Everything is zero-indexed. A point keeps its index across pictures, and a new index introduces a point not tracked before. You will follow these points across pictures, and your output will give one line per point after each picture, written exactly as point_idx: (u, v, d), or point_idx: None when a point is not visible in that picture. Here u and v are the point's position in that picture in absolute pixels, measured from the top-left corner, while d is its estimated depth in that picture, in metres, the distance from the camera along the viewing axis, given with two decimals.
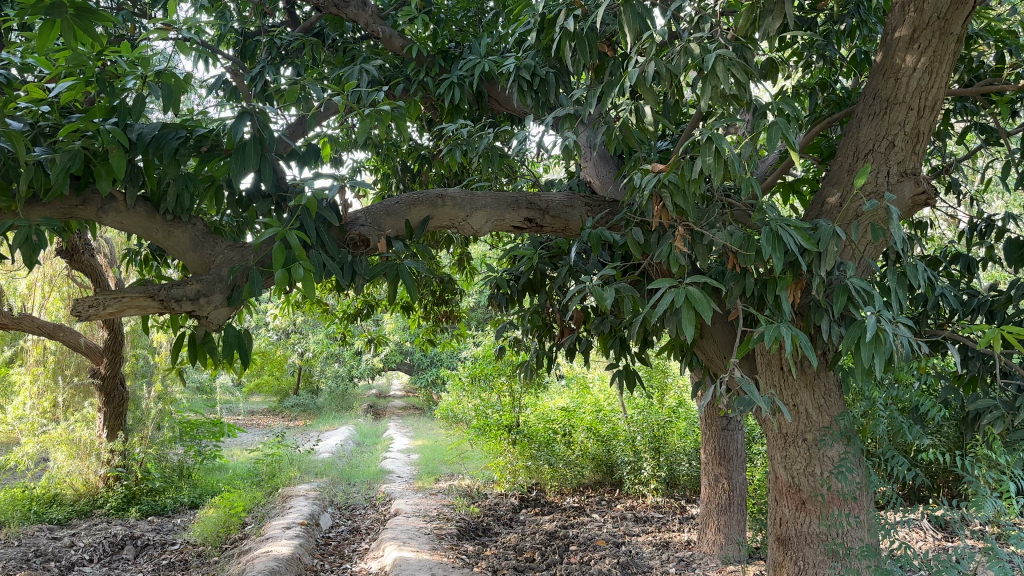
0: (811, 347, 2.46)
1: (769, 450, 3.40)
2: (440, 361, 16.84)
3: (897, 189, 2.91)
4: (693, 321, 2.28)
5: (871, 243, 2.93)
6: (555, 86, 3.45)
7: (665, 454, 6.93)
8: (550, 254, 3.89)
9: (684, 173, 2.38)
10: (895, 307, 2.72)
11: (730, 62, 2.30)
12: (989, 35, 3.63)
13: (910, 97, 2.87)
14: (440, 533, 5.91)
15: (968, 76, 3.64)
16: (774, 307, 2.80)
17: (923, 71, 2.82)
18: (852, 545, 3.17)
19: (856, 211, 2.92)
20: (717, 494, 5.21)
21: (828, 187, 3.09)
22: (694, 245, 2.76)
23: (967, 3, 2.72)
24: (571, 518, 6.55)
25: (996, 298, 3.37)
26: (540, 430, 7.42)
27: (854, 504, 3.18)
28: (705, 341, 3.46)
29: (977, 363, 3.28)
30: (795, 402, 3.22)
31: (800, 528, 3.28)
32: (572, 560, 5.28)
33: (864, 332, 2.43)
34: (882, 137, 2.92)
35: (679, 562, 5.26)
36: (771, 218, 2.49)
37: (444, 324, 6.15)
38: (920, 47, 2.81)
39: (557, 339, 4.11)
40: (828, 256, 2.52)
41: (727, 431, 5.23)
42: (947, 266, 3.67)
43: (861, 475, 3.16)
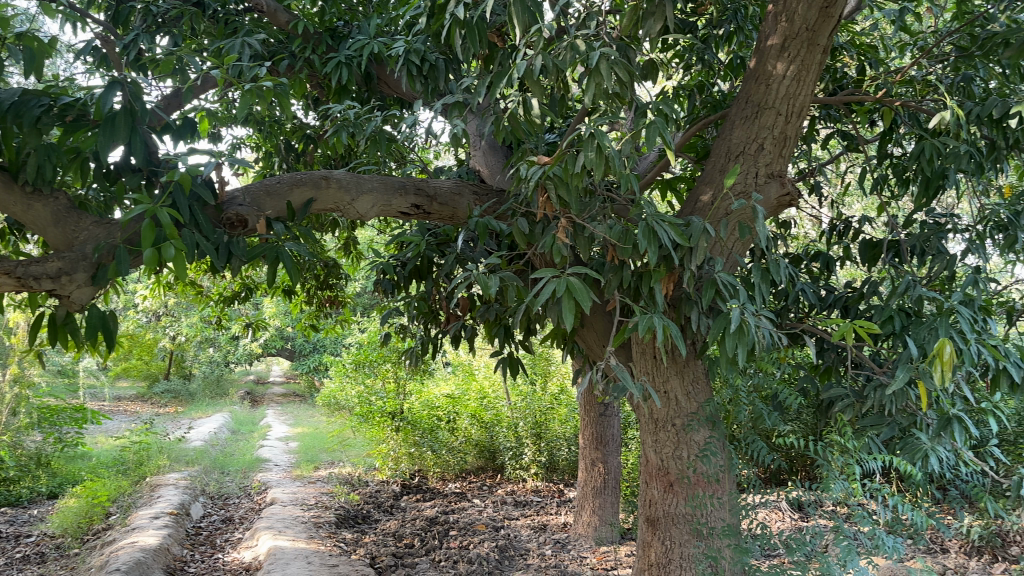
0: (681, 338, 2.58)
1: (641, 435, 3.53)
2: (322, 347, 16.54)
3: (763, 190, 3.08)
4: (573, 310, 2.34)
5: (739, 241, 3.07)
6: (445, 72, 3.44)
7: (545, 440, 7.09)
8: (437, 242, 3.93)
9: (568, 166, 2.43)
10: (759, 300, 2.88)
11: (614, 60, 2.37)
12: (852, 47, 3.85)
13: (779, 102, 3.03)
14: (317, 522, 5.83)
15: (832, 85, 3.85)
16: (649, 298, 2.89)
17: (791, 79, 2.98)
18: (714, 525, 3.33)
19: (726, 209, 3.08)
20: (592, 477, 5.35)
21: (701, 185, 3.23)
22: (575, 236, 2.82)
23: (833, 17, 2.88)
24: (452, 503, 6.59)
25: (850, 294, 3.58)
26: (424, 417, 7.41)
27: (717, 487, 3.36)
28: (585, 331, 3.54)
29: (831, 355, 3.47)
30: (666, 389, 3.36)
31: (668, 509, 3.44)
32: (450, 545, 5.31)
33: (729, 323, 2.59)
34: (752, 140, 3.08)
35: (555, 544, 5.38)
36: (647, 213, 2.58)
37: (327, 309, 6.01)
38: (789, 56, 2.97)
39: (442, 327, 4.12)
40: (699, 251, 2.65)
41: (605, 417, 5.38)
42: (808, 265, 3.84)
43: (723, 458, 3.34)
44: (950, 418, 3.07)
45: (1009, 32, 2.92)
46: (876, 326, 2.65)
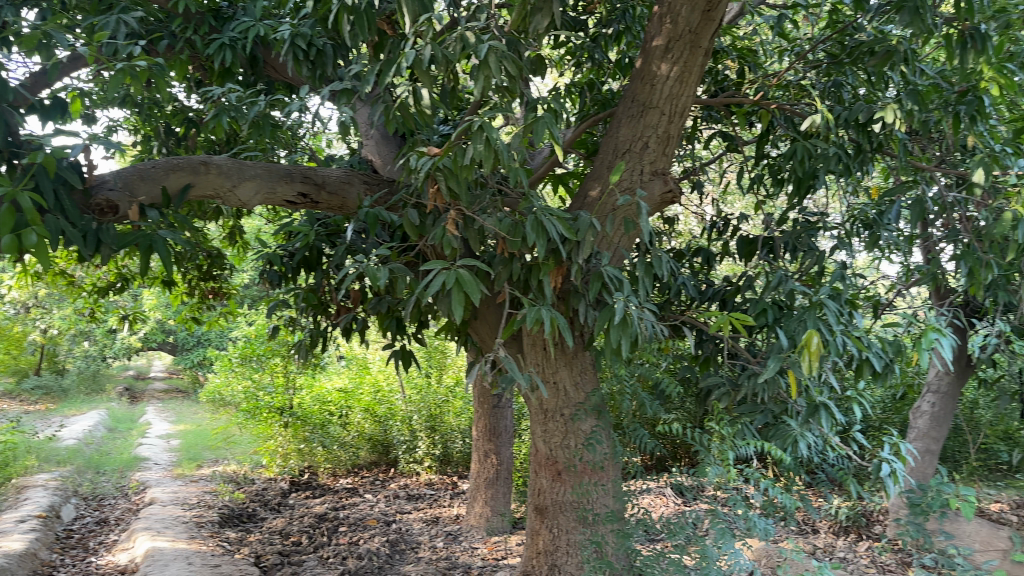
0: (567, 330, 2.63)
1: (531, 425, 3.57)
2: (207, 340, 15.93)
3: (648, 186, 3.18)
4: (462, 302, 2.35)
5: (624, 236, 3.15)
6: (333, 59, 3.38)
7: (439, 432, 7.06)
8: (327, 232, 3.86)
9: (457, 159, 2.43)
10: (643, 293, 2.97)
11: (503, 54, 2.38)
12: (733, 50, 4.00)
13: (664, 102, 3.13)
14: (200, 521, 5.63)
15: (714, 87, 4.02)
16: (538, 291, 2.93)
17: (675, 79, 3.08)
18: (599, 511, 3.42)
19: (612, 204, 3.15)
20: (485, 469, 5.38)
21: (589, 181, 3.30)
22: (465, 229, 2.82)
23: (714, 21, 2.98)
24: (342, 499, 6.49)
25: (728, 288, 3.74)
26: (315, 412, 7.24)
27: (602, 474, 3.45)
28: (477, 323, 3.55)
29: (710, 345, 3.61)
30: (555, 379, 3.41)
31: (555, 497, 3.51)
32: (340, 541, 5.24)
33: (614, 315, 2.66)
34: (637, 138, 3.16)
35: (446, 536, 5.38)
36: (536, 207, 2.60)
37: (211, 301, 5.79)
38: (673, 57, 3.06)
39: (332, 319, 4.04)
40: (585, 245, 2.70)
41: (498, 408, 5.42)
42: (689, 260, 3.97)
43: (608, 446, 3.43)
44: (818, 405, 3.24)
45: (874, 41, 3.11)
46: (751, 318, 2.77)
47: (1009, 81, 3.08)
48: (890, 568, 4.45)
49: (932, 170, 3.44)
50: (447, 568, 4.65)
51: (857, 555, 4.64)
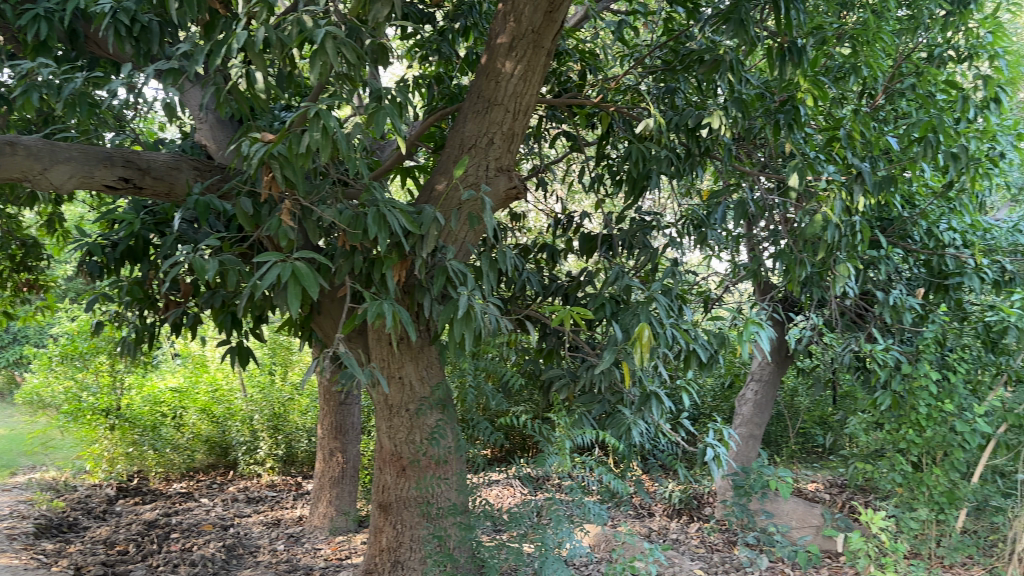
0: (410, 324, 2.60)
1: (376, 421, 3.52)
2: (23, 338, 14.64)
3: (493, 182, 3.22)
4: (299, 296, 2.28)
5: (470, 231, 3.17)
6: (160, 37, 3.18)
7: (283, 432, 6.79)
8: (155, 221, 3.63)
9: (292, 147, 2.35)
10: (487, 289, 2.99)
11: (341, 41, 2.32)
12: (575, 52, 4.10)
13: (508, 100, 3.15)
14: (11, 534, 5.15)
15: (557, 88, 4.11)
16: (381, 285, 2.88)
17: (519, 78, 3.11)
18: (442, 505, 3.43)
19: (457, 199, 3.16)
20: (329, 468, 5.26)
21: (435, 176, 3.29)
22: (302, 220, 2.74)
23: (556, 22, 3.02)
24: (175, 504, 6.15)
25: (570, 283, 3.84)
26: (145, 413, 6.78)
27: (445, 468, 3.46)
28: (321, 317, 3.45)
29: (553, 339, 3.67)
30: (400, 374, 3.38)
31: (399, 493, 3.48)
32: (172, 548, 4.95)
33: (457, 310, 2.66)
34: (483, 134, 3.18)
35: (288, 539, 5.21)
36: (377, 199, 2.56)
37: (24, 294, 5.31)
38: (517, 56, 3.08)
39: (162, 314, 3.80)
40: (428, 238, 2.68)
41: (345, 405, 5.27)
42: (535, 256, 4.02)
43: (451, 440, 3.44)
44: (649, 395, 3.38)
45: (703, 50, 3.30)
46: (592, 312, 2.85)
47: (821, 93, 3.34)
48: (718, 546, 4.72)
49: (756, 175, 3.68)
50: (286, 571, 4.51)
51: (688, 536, 4.89)
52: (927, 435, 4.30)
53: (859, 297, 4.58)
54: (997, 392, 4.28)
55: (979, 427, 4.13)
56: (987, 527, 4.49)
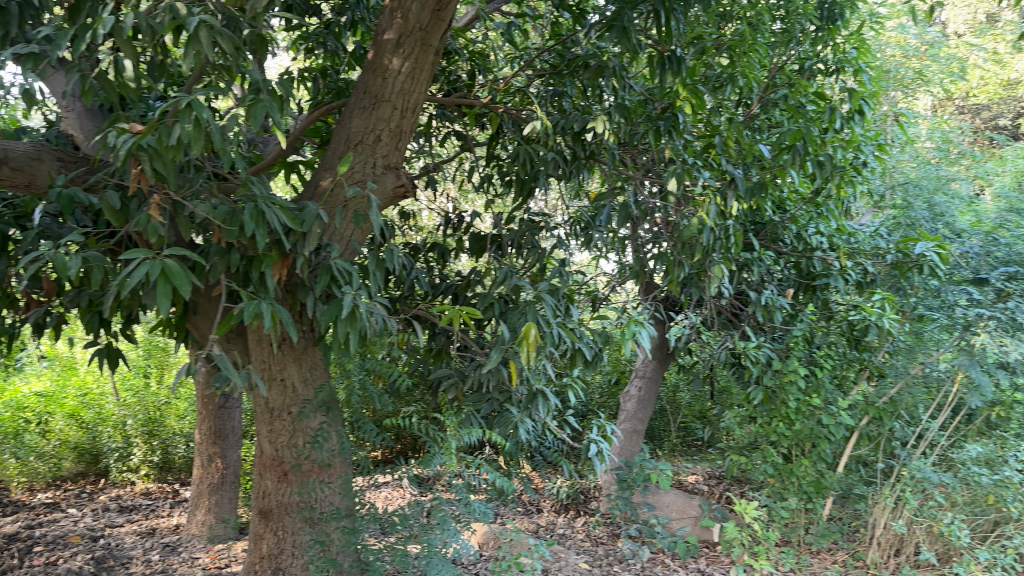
0: (290, 324, 2.53)
1: (256, 425, 3.41)
2: None
3: (380, 180, 3.12)
4: (169, 295, 2.18)
5: (356, 230, 3.07)
6: (19, 18, 2.97)
7: (158, 437, 6.41)
8: (13, 214, 3.39)
9: (163, 138, 2.24)
10: (373, 288, 2.93)
11: (216, 30, 2.23)
12: (463, 52, 4.08)
13: (395, 97, 3.09)
14: None
15: (447, 87, 4.09)
16: (260, 284, 2.79)
17: (407, 75, 3.07)
18: (325, 510, 3.36)
19: (342, 196, 3.05)
20: (208, 474, 5.05)
21: (320, 172, 3.15)
22: (175, 216, 2.62)
23: (443, 21, 3.02)
24: (39, 516, 5.76)
25: (459, 282, 3.84)
26: (6, 419, 6.40)
27: (329, 472, 3.38)
28: (197, 317, 3.30)
29: (442, 339, 3.62)
30: (283, 376, 3.28)
31: (280, 499, 3.38)
32: (35, 563, 4.64)
33: (340, 310, 2.60)
34: (370, 131, 3.09)
35: (163, 549, 4.96)
36: (256, 195, 2.47)
37: None
38: (404, 53, 3.04)
39: (21, 314, 3.55)
40: (311, 236, 2.61)
41: (225, 409, 5.08)
42: (425, 255, 3.96)
43: (335, 443, 3.37)
44: (535, 394, 3.42)
45: (588, 55, 3.35)
46: (480, 312, 2.85)
47: (699, 102, 3.47)
48: (603, 540, 4.83)
49: (640, 179, 3.78)
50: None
51: (574, 531, 4.98)
52: (796, 428, 4.54)
53: (735, 297, 4.78)
54: (860, 386, 4.58)
55: (843, 419, 4.40)
56: (850, 513, 4.79)
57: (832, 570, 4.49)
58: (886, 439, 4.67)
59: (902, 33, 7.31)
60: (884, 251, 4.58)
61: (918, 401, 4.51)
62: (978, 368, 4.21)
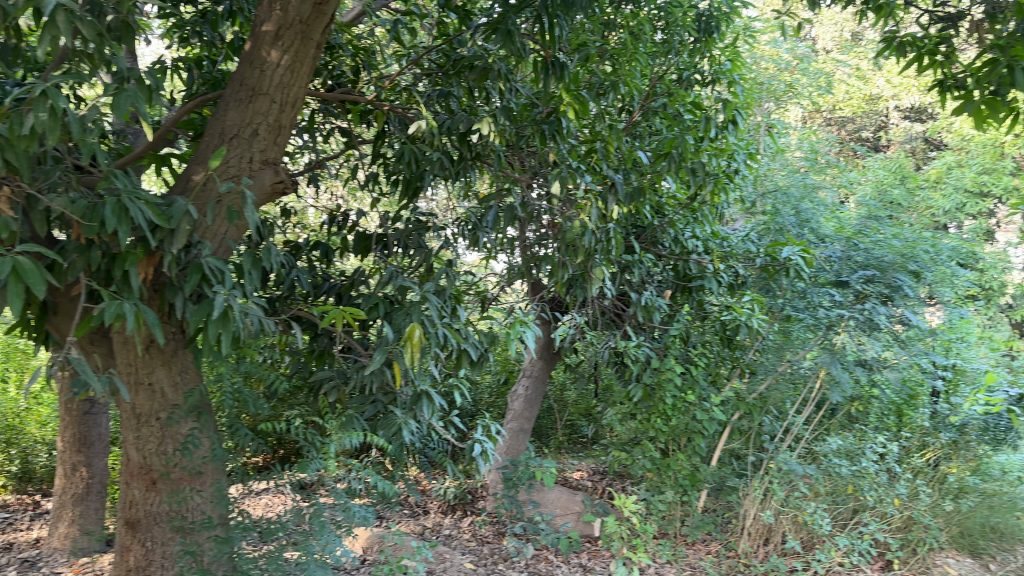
0: (156, 326, 2.41)
1: (121, 433, 3.24)
2: None
3: (257, 176, 3.00)
4: (22, 295, 2.05)
5: (230, 227, 2.95)
6: None
7: (17, 445, 5.84)
8: None
9: (13, 128, 2.10)
10: (247, 288, 2.82)
11: (76, 15, 2.10)
12: (348, 47, 4.00)
13: (274, 90, 2.98)
14: None
15: (330, 82, 3.99)
16: (124, 283, 2.65)
17: (286, 68, 2.97)
18: (196, 519, 3.22)
19: (216, 192, 2.93)
20: (72, 484, 4.77)
21: (192, 167, 3.01)
22: (28, 210, 2.45)
23: (324, 15, 2.95)
24: None
25: (343, 282, 3.74)
26: None
27: (200, 479, 3.25)
28: (57, 318, 3.07)
29: (324, 340, 3.50)
30: (150, 380, 3.12)
31: (149, 509, 3.21)
32: None
33: (212, 311, 2.49)
34: (247, 124, 2.97)
35: (20, 565, 4.63)
36: (119, 189, 2.34)
37: None
38: (284, 45, 2.95)
39: None
40: (179, 233, 2.49)
41: (91, 415, 4.81)
42: (307, 254, 3.83)
43: (206, 449, 3.25)
44: (421, 394, 3.39)
45: (473, 57, 3.36)
46: (364, 313, 2.77)
47: (581, 107, 3.53)
48: (488, 539, 4.85)
49: (525, 182, 3.82)
50: None
51: (460, 531, 4.99)
52: (672, 424, 4.75)
53: (617, 297, 4.88)
54: (733, 383, 4.86)
55: (715, 415, 4.62)
56: (723, 505, 4.99)
57: (706, 560, 4.69)
58: (756, 432, 4.95)
59: (775, 47, 7.67)
60: (754, 254, 4.76)
61: (785, 396, 4.83)
62: (837, 366, 4.52)
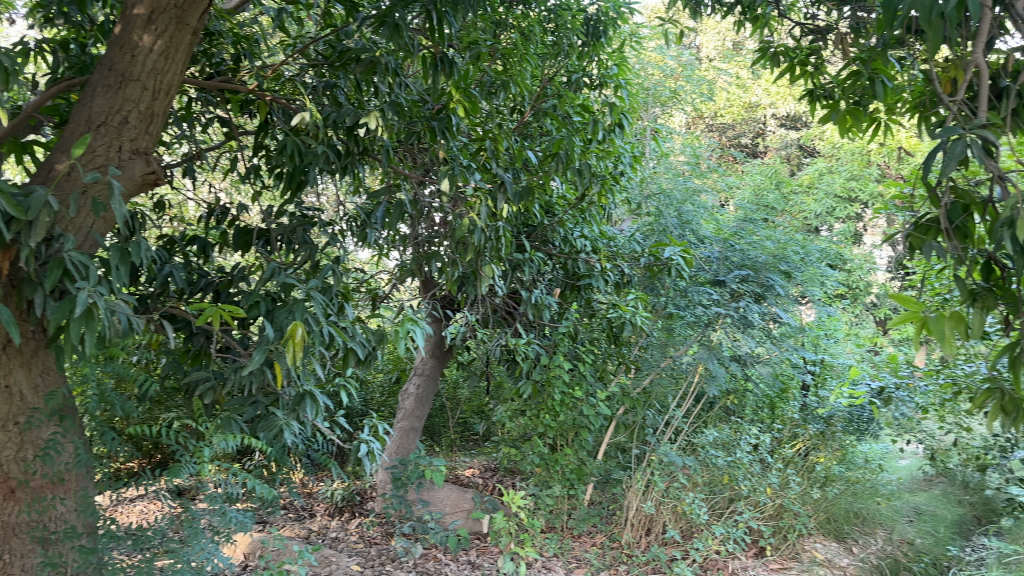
0: (10, 324, 2.22)
1: None
2: None
3: (127, 166, 2.78)
4: None
5: (96, 219, 2.80)
6: None
7: None
8: None
9: None
10: (115, 284, 2.65)
11: None
12: (228, 34, 3.82)
13: (146, 77, 2.79)
14: None
15: (209, 69, 3.79)
16: None
17: (159, 54, 2.78)
18: (57, 529, 2.94)
19: (81, 183, 2.74)
20: None
21: (55, 155, 2.81)
22: None
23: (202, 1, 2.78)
24: None
25: (221, 279, 3.49)
26: None
27: (62, 488, 2.98)
28: None
29: (200, 339, 3.28)
30: (7, 382, 2.79)
31: (3, 521, 2.84)
32: None
33: (74, 308, 2.32)
34: (115, 111, 2.76)
35: None
36: None
37: None
38: (157, 30, 2.76)
39: None
40: (38, 225, 2.33)
41: None
42: (182, 249, 3.59)
43: (70, 454, 2.97)
44: (305, 394, 3.15)
45: (360, 49, 3.29)
46: (243, 311, 2.64)
47: (472, 105, 3.51)
48: (376, 540, 4.79)
49: (413, 179, 3.76)
50: None
51: (347, 533, 4.90)
52: (561, 419, 4.84)
53: (508, 296, 4.81)
54: (618, 378, 4.96)
55: (602, 410, 4.77)
56: (609, 497, 5.17)
57: (591, 552, 4.81)
58: (639, 426, 5.13)
59: (661, 53, 7.88)
60: (639, 254, 4.83)
61: (667, 391, 5.07)
62: (714, 360, 4.77)
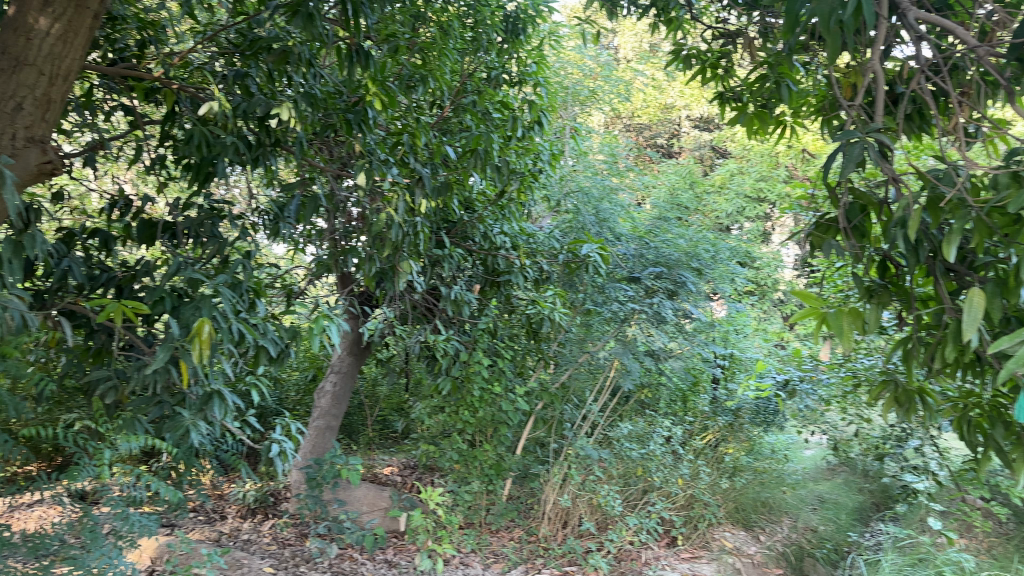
0: None
1: None
2: None
3: (20, 157, 2.30)
4: None
5: None
6: None
7: None
8: None
9: None
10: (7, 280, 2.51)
11: None
12: (133, 19, 3.65)
13: (43, 61, 2.28)
14: None
15: (112, 55, 3.62)
16: None
17: (58, 38, 2.28)
18: None
19: None
20: None
21: None
22: None
23: None
24: None
25: (124, 274, 3.33)
26: None
27: None
28: None
29: (101, 337, 3.09)
30: None
31: None
32: None
33: None
34: (5, 97, 2.24)
35: None
36: None
37: None
38: (55, 10, 2.25)
39: None
40: None
41: None
42: (82, 242, 3.41)
43: None
44: (212, 393, 3.02)
45: (271, 39, 3.20)
46: (146, 307, 2.55)
47: (389, 99, 3.46)
48: (290, 541, 4.71)
49: (328, 173, 3.69)
50: None
51: (260, 535, 4.79)
52: (480, 415, 4.88)
53: (427, 291, 4.70)
54: (538, 374, 5.10)
55: (520, 406, 4.84)
56: (526, 492, 5.21)
57: (508, 547, 4.85)
58: (557, 420, 5.21)
59: (580, 52, 7.95)
60: (558, 250, 4.85)
61: (584, 385, 5.18)
62: (628, 355, 4.91)
